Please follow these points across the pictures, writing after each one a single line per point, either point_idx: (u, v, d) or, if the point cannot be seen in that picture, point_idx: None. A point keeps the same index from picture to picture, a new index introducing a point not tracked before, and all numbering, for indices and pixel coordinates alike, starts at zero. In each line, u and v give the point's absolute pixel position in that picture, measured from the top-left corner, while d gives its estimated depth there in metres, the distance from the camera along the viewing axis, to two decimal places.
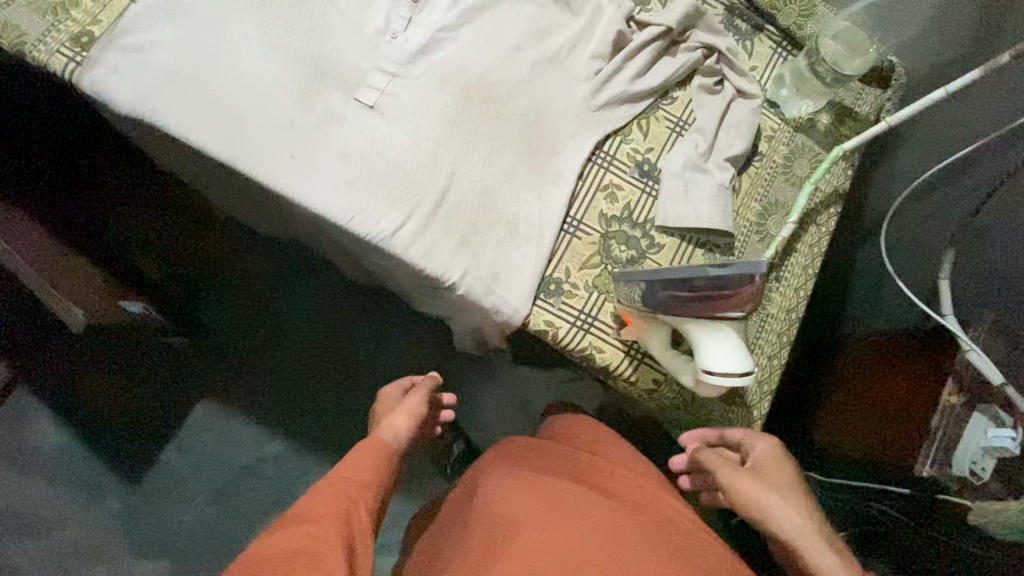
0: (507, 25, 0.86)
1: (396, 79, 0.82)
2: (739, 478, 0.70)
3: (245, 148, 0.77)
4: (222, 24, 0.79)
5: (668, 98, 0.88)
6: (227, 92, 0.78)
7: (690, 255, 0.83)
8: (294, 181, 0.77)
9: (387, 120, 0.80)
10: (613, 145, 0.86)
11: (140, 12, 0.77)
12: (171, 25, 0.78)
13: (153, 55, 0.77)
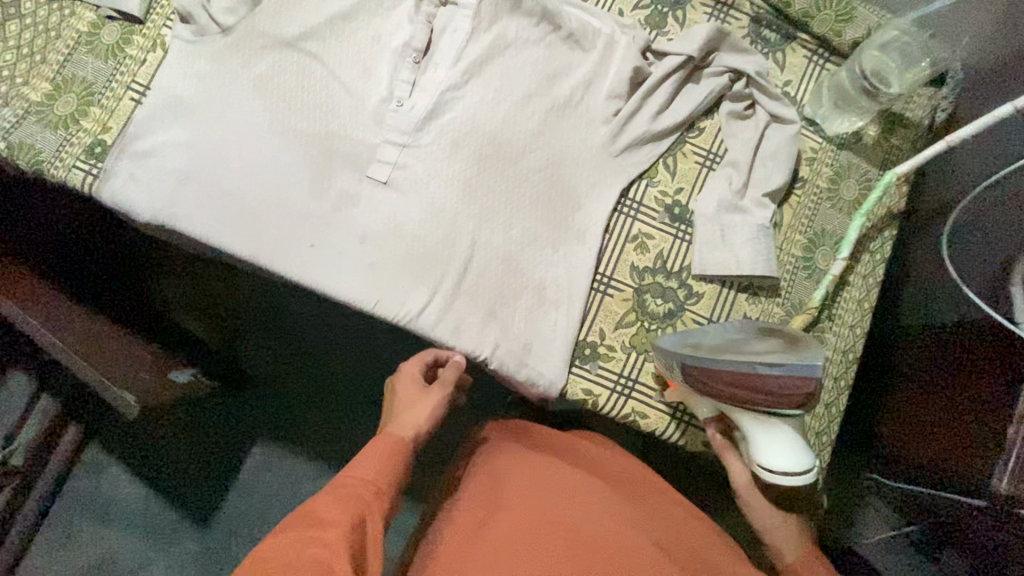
0: (515, 73, 0.82)
1: (408, 149, 0.79)
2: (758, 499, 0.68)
3: (268, 242, 0.76)
4: (229, 118, 0.78)
5: (694, 130, 0.82)
6: (243, 187, 0.77)
7: (733, 303, 0.78)
8: (318, 271, 0.76)
9: (403, 194, 0.78)
10: (640, 188, 0.80)
11: (149, 118, 0.78)
12: (180, 126, 0.78)
13: (167, 159, 0.77)
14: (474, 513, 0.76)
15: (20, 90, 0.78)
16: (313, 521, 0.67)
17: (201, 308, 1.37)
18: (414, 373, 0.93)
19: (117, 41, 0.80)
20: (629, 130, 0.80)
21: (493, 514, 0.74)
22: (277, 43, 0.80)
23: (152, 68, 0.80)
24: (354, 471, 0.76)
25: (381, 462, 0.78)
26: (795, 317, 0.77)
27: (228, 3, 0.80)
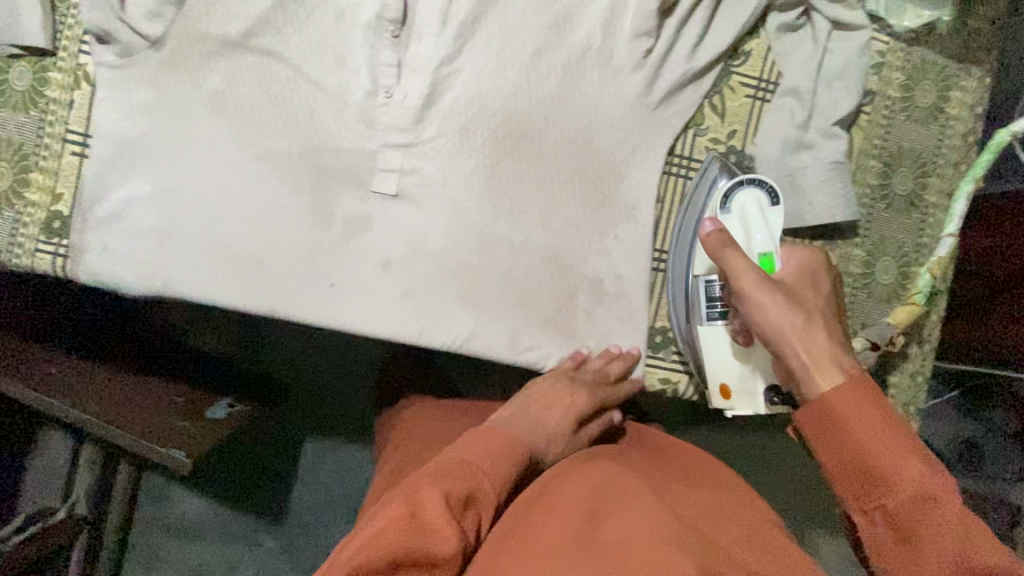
0: (517, 26, 0.67)
1: (413, 150, 0.67)
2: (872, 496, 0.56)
3: (284, 291, 0.67)
4: (197, 153, 0.66)
5: (739, 56, 0.69)
6: (236, 233, 0.66)
7: None
8: (349, 311, 0.68)
9: (419, 205, 0.68)
10: (687, 141, 0.69)
11: (103, 171, 0.65)
12: (142, 174, 0.65)
13: (140, 219, 0.66)
14: (563, 521, 0.52)
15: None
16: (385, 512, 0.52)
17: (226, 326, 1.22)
18: (544, 391, 0.68)
19: (34, 84, 0.65)
20: (665, 73, 0.67)
21: (602, 513, 0.53)
22: (223, 46, 0.65)
23: (85, 109, 0.66)
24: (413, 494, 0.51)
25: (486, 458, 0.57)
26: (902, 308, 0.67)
27: (150, 6, 0.64)
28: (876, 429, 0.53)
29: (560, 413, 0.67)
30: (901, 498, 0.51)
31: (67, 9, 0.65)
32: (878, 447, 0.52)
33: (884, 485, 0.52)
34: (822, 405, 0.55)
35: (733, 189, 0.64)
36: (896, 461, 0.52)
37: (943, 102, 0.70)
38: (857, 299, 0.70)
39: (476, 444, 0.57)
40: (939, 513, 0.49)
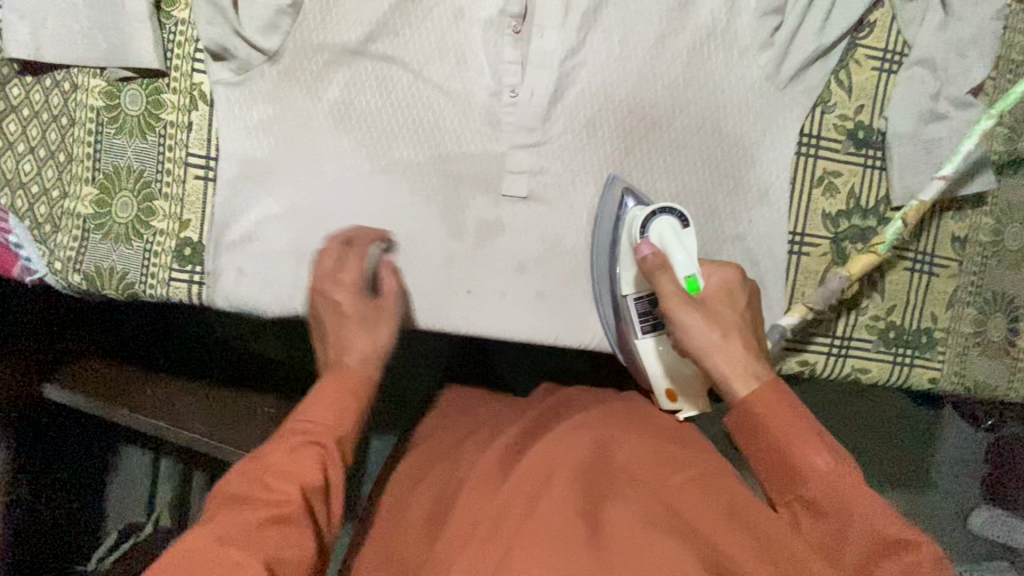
0: (639, 13, 0.65)
1: (541, 150, 0.66)
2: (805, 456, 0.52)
3: (422, 302, 0.67)
4: (323, 168, 0.64)
5: (864, 28, 0.67)
6: (374, 245, 0.66)
7: (940, 225, 0.70)
8: (487, 317, 0.67)
9: (550, 205, 0.67)
10: (815, 119, 0.68)
11: (234, 193, 0.64)
12: (271, 194, 0.64)
13: (273, 238, 0.65)
14: (558, 507, 0.50)
15: (63, 204, 0.63)
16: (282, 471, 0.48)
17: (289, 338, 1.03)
18: (328, 262, 0.61)
19: (148, 107, 0.63)
20: (794, 52, 0.65)
21: (599, 496, 0.52)
22: (342, 53, 0.63)
23: (204, 130, 0.64)
24: (272, 464, 0.48)
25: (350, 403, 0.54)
26: (861, 258, 0.66)
27: (265, 18, 0.61)
28: (801, 420, 0.53)
29: (365, 305, 0.60)
30: (821, 487, 0.50)
31: (174, 26, 0.62)
32: (793, 436, 0.52)
33: (808, 472, 0.51)
34: (751, 403, 0.54)
35: (646, 221, 0.62)
36: (808, 450, 0.52)
37: None
38: (985, 266, 0.71)
39: (328, 415, 0.52)
40: (859, 496, 0.49)
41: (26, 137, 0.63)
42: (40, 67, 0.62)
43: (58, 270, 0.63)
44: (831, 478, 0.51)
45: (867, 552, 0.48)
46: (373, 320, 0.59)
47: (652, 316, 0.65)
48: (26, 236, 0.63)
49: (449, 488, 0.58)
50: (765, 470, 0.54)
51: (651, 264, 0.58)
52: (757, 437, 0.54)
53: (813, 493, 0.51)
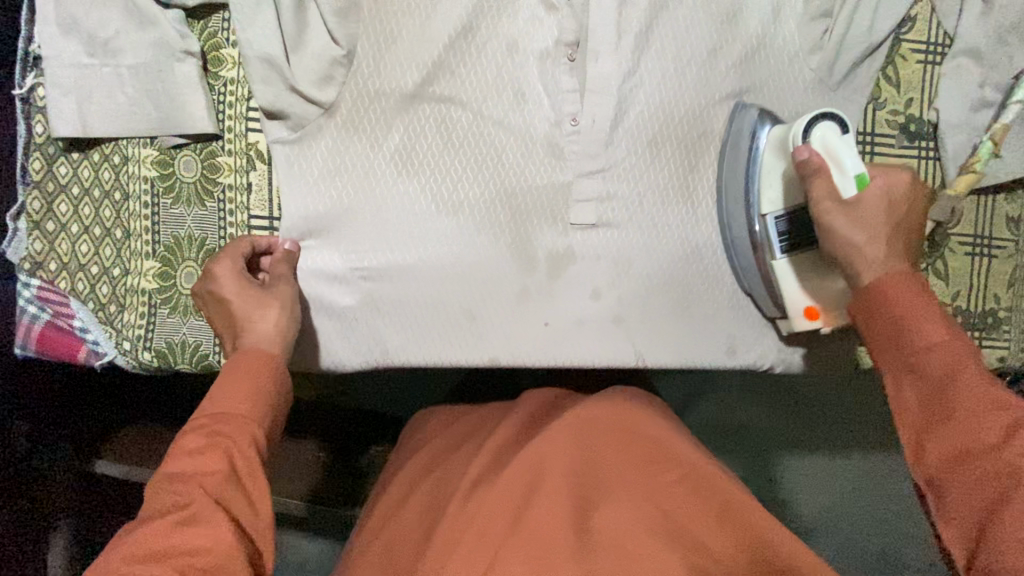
0: (689, 28, 0.65)
1: (606, 174, 0.65)
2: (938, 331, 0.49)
3: (501, 342, 0.65)
4: (386, 213, 0.63)
5: (906, 24, 0.68)
6: (452, 285, 0.64)
7: (995, 208, 0.71)
8: (569, 346, 0.66)
9: (621, 229, 0.66)
10: (868, 117, 0.69)
11: (304, 254, 0.63)
12: (341, 248, 0.63)
13: (345, 294, 0.64)
14: (546, 517, 0.52)
15: (125, 281, 0.61)
16: (179, 474, 0.46)
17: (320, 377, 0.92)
18: (228, 263, 0.57)
19: (204, 172, 0.61)
20: (845, 52, 0.66)
21: (589, 501, 0.53)
22: (400, 98, 0.62)
23: (264, 190, 0.62)
24: (173, 471, 0.46)
25: (248, 384, 0.51)
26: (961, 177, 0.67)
27: (321, 71, 0.59)
28: (930, 304, 0.50)
29: (251, 291, 0.56)
30: (938, 359, 0.48)
31: (224, 87, 0.61)
32: (921, 315, 0.49)
33: (926, 343, 0.49)
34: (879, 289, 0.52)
35: (807, 128, 0.58)
36: (926, 324, 0.49)
37: None
38: None
39: (235, 400, 0.50)
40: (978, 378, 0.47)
41: (79, 216, 0.61)
42: (87, 143, 0.61)
43: (127, 350, 0.61)
44: (955, 354, 0.48)
45: (992, 439, 0.45)
46: (263, 301, 0.56)
47: (789, 235, 0.62)
48: (91, 318, 0.61)
49: (444, 492, 0.57)
50: (888, 345, 0.51)
51: (809, 168, 0.56)
52: (879, 307, 0.51)
53: (931, 365, 0.48)
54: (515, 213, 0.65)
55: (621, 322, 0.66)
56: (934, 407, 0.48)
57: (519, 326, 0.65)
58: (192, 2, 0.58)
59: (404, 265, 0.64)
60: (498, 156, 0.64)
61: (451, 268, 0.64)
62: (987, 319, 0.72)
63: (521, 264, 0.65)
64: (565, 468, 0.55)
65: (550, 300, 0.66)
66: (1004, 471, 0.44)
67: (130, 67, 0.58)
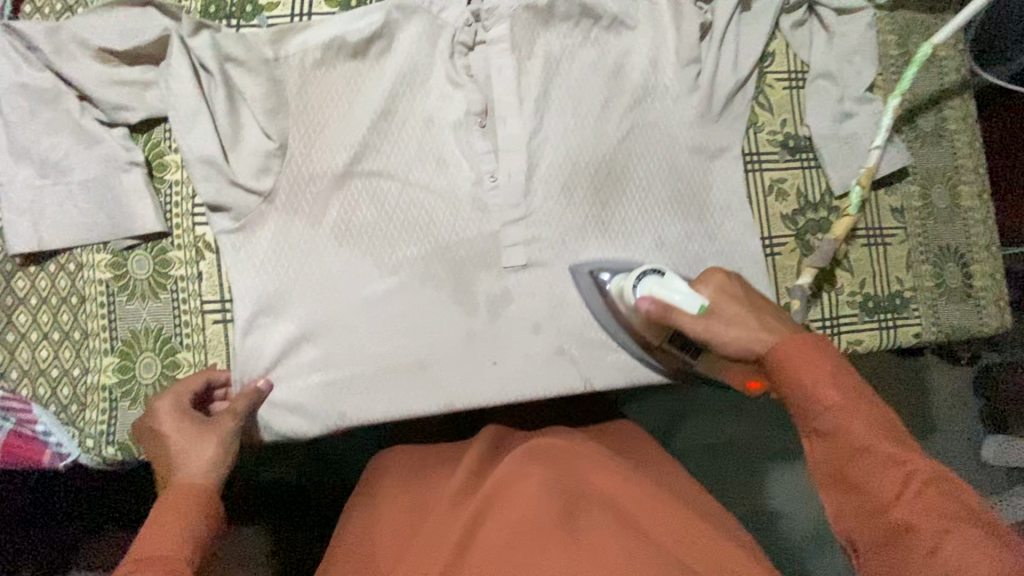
0: (581, 87, 0.74)
1: (529, 221, 0.72)
2: (829, 399, 0.51)
3: (454, 386, 0.69)
4: (331, 282, 0.68)
5: (767, 59, 0.79)
6: (400, 339, 0.69)
7: (879, 201, 0.80)
8: (518, 380, 0.70)
9: (550, 267, 0.72)
10: (751, 139, 0.78)
11: (258, 328, 0.67)
12: (292, 319, 0.67)
13: (302, 360, 0.67)
14: (530, 516, 0.53)
15: (86, 380, 0.64)
16: None
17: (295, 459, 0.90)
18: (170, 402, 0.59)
19: (156, 268, 0.66)
20: (719, 89, 0.76)
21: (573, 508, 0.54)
22: (333, 178, 0.68)
23: (214, 276, 0.67)
24: None
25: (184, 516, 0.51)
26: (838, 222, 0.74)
27: (257, 164, 0.66)
28: (831, 367, 0.52)
29: (194, 424, 0.58)
30: (835, 420, 0.51)
31: (169, 189, 0.67)
32: (813, 381, 0.52)
33: (824, 410, 0.51)
34: (775, 360, 0.55)
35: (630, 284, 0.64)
36: (822, 388, 0.52)
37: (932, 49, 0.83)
38: (927, 227, 0.81)
39: (172, 534, 0.49)
40: (874, 439, 0.49)
41: (39, 325, 0.64)
42: (44, 255, 0.65)
43: (91, 447, 0.63)
44: (854, 414, 0.50)
45: (892, 497, 0.47)
46: (202, 435, 0.57)
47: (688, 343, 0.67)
48: (53, 421, 0.63)
49: (423, 517, 0.59)
50: (796, 406, 0.53)
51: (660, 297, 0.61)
52: (781, 376, 0.54)
53: (827, 426, 0.51)
54: (452, 260, 0.71)
55: (563, 349, 0.71)
56: (839, 468, 0.50)
57: (469, 368, 0.69)
58: (134, 119, 0.65)
59: (354, 325, 0.68)
60: (429, 214, 0.70)
61: (398, 322, 0.69)
62: (896, 299, 0.79)
63: (462, 306, 0.70)
64: (551, 476, 0.57)
65: (495, 338, 0.70)
66: (901, 528, 0.46)
67: (80, 183, 0.64)
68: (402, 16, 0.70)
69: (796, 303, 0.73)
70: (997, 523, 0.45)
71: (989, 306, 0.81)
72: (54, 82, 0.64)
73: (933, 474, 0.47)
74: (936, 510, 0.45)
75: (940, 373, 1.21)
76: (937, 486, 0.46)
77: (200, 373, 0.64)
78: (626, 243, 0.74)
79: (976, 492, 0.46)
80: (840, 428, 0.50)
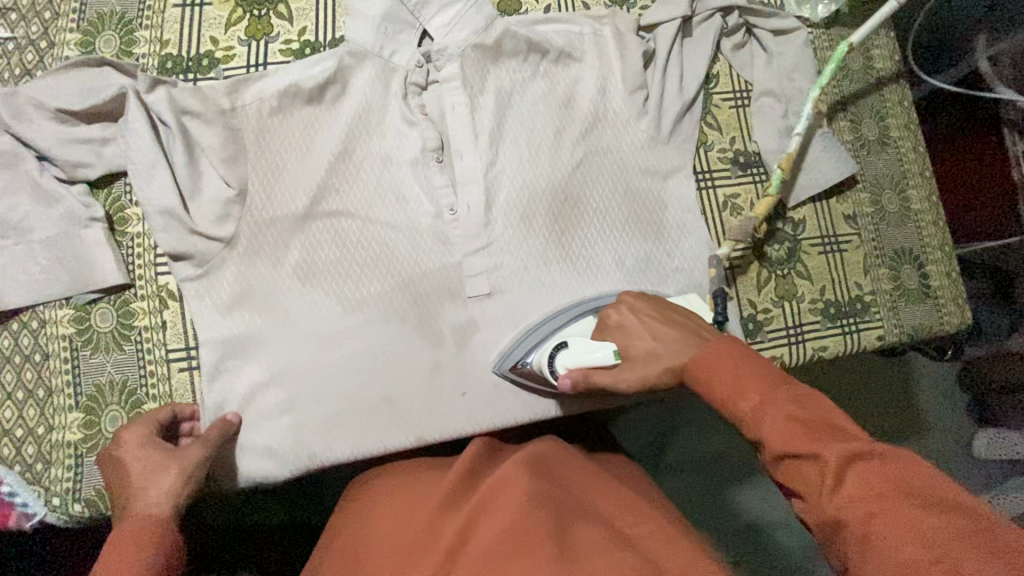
0: (534, 118, 0.77)
1: (490, 250, 0.73)
2: (746, 405, 0.49)
3: (423, 418, 0.69)
4: (296, 321, 0.68)
5: (712, 80, 0.82)
6: (367, 374, 0.69)
7: (831, 210, 0.82)
8: (487, 409, 0.70)
9: (513, 294, 0.73)
10: (702, 158, 0.81)
11: (225, 373, 0.67)
12: (258, 362, 0.68)
13: (269, 403, 0.67)
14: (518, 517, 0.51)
15: (51, 437, 0.64)
16: None
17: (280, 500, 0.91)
18: (142, 431, 0.60)
19: (119, 321, 0.66)
20: (666, 113, 0.78)
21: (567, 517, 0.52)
22: (294, 220, 0.70)
23: (179, 324, 0.67)
24: None
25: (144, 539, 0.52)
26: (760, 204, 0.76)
27: (217, 211, 0.67)
28: (736, 376, 0.50)
29: (159, 453, 0.58)
30: (758, 424, 0.48)
31: (131, 242, 0.68)
32: (728, 388, 0.50)
33: (743, 421, 0.49)
34: (691, 370, 0.53)
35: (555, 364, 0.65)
36: (742, 393, 0.49)
37: (869, 61, 0.87)
38: (880, 231, 0.83)
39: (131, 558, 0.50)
40: (800, 436, 0.45)
41: (2, 385, 0.64)
42: (6, 315, 0.66)
43: (57, 506, 0.62)
44: (777, 415, 0.47)
45: (825, 493, 0.44)
46: (164, 464, 0.58)
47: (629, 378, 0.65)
48: (19, 481, 0.62)
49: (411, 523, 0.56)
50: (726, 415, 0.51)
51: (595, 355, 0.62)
52: (701, 386, 0.52)
53: (751, 437, 0.49)
54: (416, 293, 0.72)
55: None
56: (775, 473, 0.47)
57: (438, 399, 0.70)
58: (93, 176, 0.67)
59: (321, 363, 0.68)
60: (390, 248, 0.71)
61: (365, 357, 0.69)
62: (858, 303, 0.81)
63: (429, 337, 0.71)
64: (542, 486, 0.55)
65: (463, 368, 0.71)
66: (838, 523, 0.43)
67: (41, 241, 0.65)
68: (355, 61, 0.72)
69: (716, 271, 0.76)
70: (951, 496, 0.40)
71: (948, 304, 0.83)
72: (13, 144, 0.65)
73: (869, 464, 0.43)
74: (868, 497, 0.42)
75: (918, 372, 1.22)
76: (872, 474, 0.42)
77: (163, 406, 0.64)
78: (587, 265, 0.75)
79: (930, 474, 0.42)
80: (757, 439, 0.48)
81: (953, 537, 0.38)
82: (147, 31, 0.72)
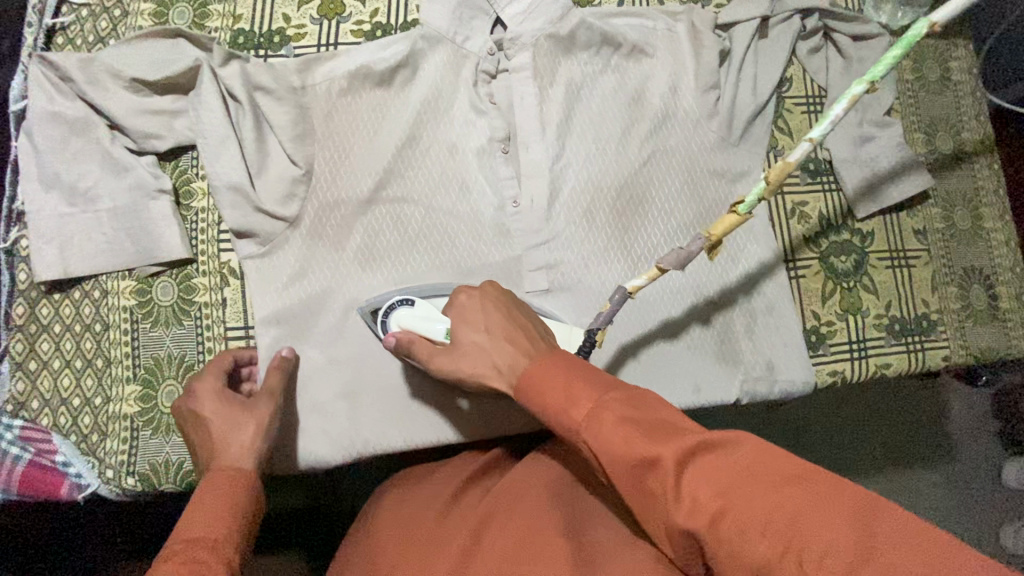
0: (602, 113, 0.75)
1: (551, 245, 0.72)
2: (580, 423, 0.45)
3: (475, 412, 0.68)
4: (356, 306, 0.67)
5: (786, 84, 0.80)
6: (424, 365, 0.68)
7: (901, 224, 0.80)
8: None
9: (572, 292, 0.71)
10: (771, 163, 0.79)
11: (281, 355, 0.66)
12: (315, 344, 0.67)
13: (323, 387, 0.66)
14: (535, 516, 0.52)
15: (107, 408, 0.63)
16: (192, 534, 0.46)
17: (301, 484, 0.87)
18: (211, 380, 0.59)
19: (180, 295, 0.66)
20: (738, 114, 0.76)
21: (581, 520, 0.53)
22: (359, 204, 0.68)
23: (238, 302, 0.67)
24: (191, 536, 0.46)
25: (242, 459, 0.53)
26: (722, 219, 0.58)
27: (283, 190, 0.66)
28: (566, 385, 0.46)
29: (230, 405, 0.57)
30: (597, 441, 0.44)
31: (195, 216, 0.67)
32: (562, 403, 0.46)
33: (579, 440, 0.45)
34: (526, 380, 0.48)
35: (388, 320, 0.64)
36: (571, 406, 0.45)
37: (948, 72, 0.84)
38: (950, 248, 0.81)
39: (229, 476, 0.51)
40: (639, 449, 0.42)
41: (61, 353, 0.64)
42: (69, 283, 0.65)
43: (110, 478, 0.62)
44: (617, 429, 0.43)
45: (681, 504, 0.41)
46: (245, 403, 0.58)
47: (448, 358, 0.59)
48: (73, 450, 0.62)
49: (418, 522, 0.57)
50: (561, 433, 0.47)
51: None
52: (534, 401, 0.48)
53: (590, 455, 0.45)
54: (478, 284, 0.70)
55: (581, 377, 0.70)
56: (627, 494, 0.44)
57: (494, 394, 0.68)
58: (163, 147, 0.66)
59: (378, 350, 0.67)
60: (454, 236, 0.70)
61: None
62: (923, 320, 0.78)
63: None
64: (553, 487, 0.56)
65: None
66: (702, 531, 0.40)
67: (108, 211, 0.64)
68: (427, 46, 0.71)
69: (611, 307, 0.60)
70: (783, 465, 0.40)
71: (1017, 328, 0.80)
72: (86, 111, 0.65)
73: (714, 461, 0.41)
74: (718, 490, 0.40)
75: (962, 395, 1.19)
76: (717, 465, 0.41)
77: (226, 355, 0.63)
78: (646, 264, 0.74)
79: None
80: (594, 452, 0.44)
81: (794, 517, 0.37)
82: (220, 4, 0.71)
